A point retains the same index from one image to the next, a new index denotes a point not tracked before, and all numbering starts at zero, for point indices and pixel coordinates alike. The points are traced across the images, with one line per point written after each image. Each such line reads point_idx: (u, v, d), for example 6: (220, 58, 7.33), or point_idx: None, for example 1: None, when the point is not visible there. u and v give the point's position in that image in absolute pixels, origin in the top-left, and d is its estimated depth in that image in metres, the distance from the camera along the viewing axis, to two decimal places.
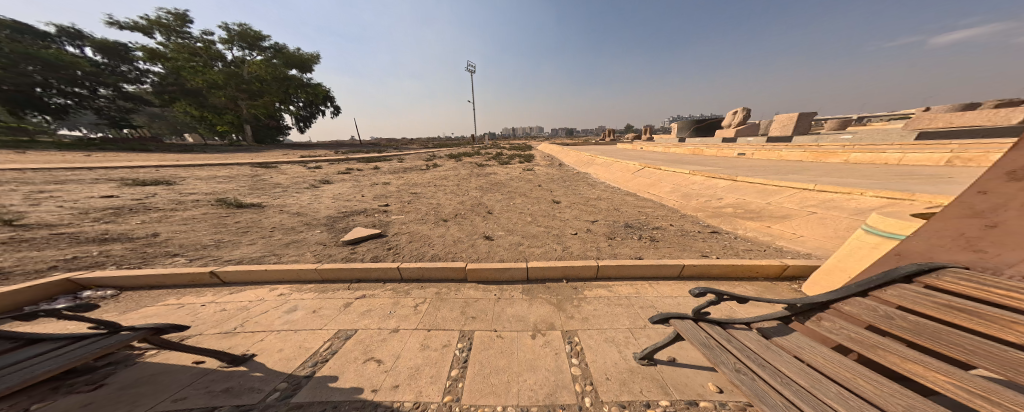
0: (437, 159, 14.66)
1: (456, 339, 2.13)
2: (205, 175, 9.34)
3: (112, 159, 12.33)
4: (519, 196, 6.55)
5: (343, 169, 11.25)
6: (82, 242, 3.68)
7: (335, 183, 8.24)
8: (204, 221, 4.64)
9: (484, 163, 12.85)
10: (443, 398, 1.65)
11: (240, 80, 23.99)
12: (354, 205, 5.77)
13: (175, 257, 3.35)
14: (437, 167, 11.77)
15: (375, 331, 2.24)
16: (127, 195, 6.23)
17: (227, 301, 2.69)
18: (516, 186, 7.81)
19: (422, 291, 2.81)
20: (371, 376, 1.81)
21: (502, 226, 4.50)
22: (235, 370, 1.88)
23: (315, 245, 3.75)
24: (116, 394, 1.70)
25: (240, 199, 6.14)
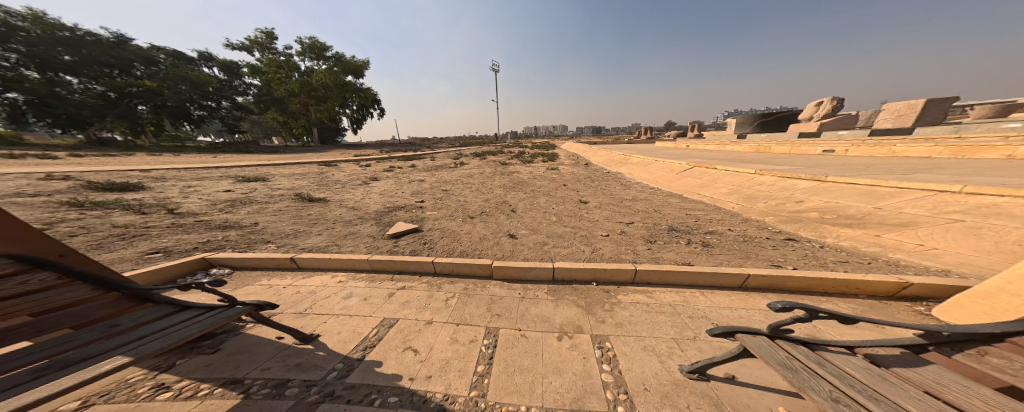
0: (465, 158, 15.03)
1: (482, 336, 2.15)
2: (290, 172, 10.67)
3: (232, 159, 14.83)
4: (543, 196, 6.41)
5: (387, 167, 12.06)
6: (204, 228, 4.32)
7: (381, 181, 8.77)
8: (286, 213, 5.24)
9: (507, 161, 12.92)
10: (469, 393, 1.66)
11: (310, 88, 26.22)
12: (395, 201, 6.13)
13: (269, 244, 3.80)
14: (462, 165, 12.07)
15: (413, 321, 2.34)
16: (239, 189, 7.30)
17: (302, 284, 2.98)
18: (537, 185, 7.71)
19: (450, 286, 2.88)
20: (410, 364, 1.88)
21: (525, 225, 4.47)
22: (304, 348, 2.07)
23: (366, 237, 4.03)
24: (228, 357, 1.97)
25: (311, 194, 6.83)
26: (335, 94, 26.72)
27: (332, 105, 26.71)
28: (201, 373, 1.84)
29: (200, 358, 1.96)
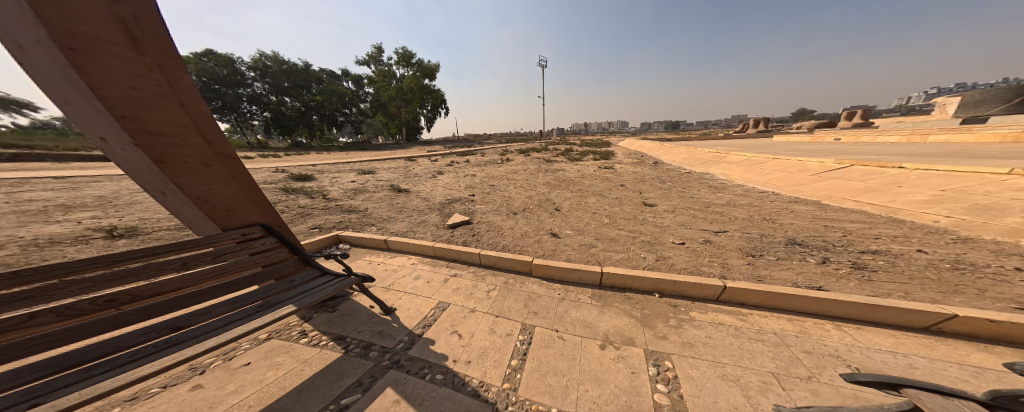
0: (510, 154, 15.31)
1: (519, 331, 2.18)
2: (386, 164, 12.30)
3: (358, 154, 17.81)
4: (592, 196, 6.13)
5: (448, 162, 12.94)
6: (335, 211, 5.17)
7: (449, 175, 9.45)
8: (381, 200, 6.06)
9: (551, 159, 12.66)
10: (502, 384, 1.70)
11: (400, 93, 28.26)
12: (450, 194, 6.57)
13: (374, 227, 4.41)
14: (507, 161, 12.32)
15: (460, 307, 2.47)
16: (361, 179, 8.58)
17: (389, 262, 3.39)
18: (586, 184, 7.47)
19: (494, 279, 2.96)
20: (453, 347, 1.99)
21: (569, 225, 4.35)
22: (384, 318, 2.35)
23: (432, 227, 4.40)
24: (339, 317, 2.37)
25: (400, 185, 7.75)
26: (416, 97, 28.29)
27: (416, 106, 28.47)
28: (321, 329, 2.22)
29: (318, 318, 2.35)
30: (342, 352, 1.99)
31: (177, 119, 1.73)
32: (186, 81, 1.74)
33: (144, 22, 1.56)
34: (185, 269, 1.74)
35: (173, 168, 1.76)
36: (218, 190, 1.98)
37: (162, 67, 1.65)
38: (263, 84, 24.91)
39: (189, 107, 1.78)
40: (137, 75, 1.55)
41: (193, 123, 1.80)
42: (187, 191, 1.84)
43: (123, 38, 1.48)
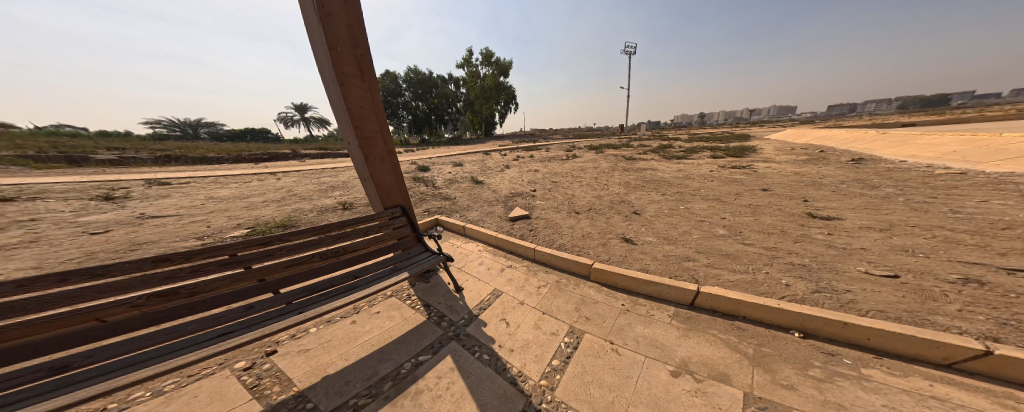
0: (581, 151, 14.69)
1: (564, 332, 2.14)
2: (466, 157, 13.40)
3: (450, 148, 19.86)
4: (671, 200, 5.38)
5: (516, 157, 13.28)
6: (435, 198, 5.93)
7: (521, 169, 9.63)
8: (462, 190, 6.66)
9: (628, 157, 11.63)
10: (539, 380, 1.70)
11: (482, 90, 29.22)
12: (515, 188, 6.77)
13: (457, 214, 4.90)
14: (576, 158, 11.89)
15: (510, 298, 2.53)
16: (450, 171, 9.51)
17: (464, 245, 3.61)
18: (665, 186, 6.59)
19: (548, 277, 2.94)
20: (501, 334, 2.07)
21: (639, 231, 3.96)
22: (455, 295, 2.51)
23: (496, 218, 4.64)
24: (428, 289, 2.61)
25: (479, 178, 8.35)
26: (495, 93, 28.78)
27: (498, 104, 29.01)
28: (417, 296, 2.52)
29: (416, 286, 2.66)
30: (423, 319, 2.21)
31: (374, 126, 2.62)
32: (381, 100, 2.62)
33: (366, 63, 2.47)
34: (368, 236, 2.38)
35: (369, 159, 2.60)
36: (385, 178, 2.73)
37: (372, 92, 2.55)
38: (408, 94, 29.74)
39: (381, 118, 2.68)
40: (363, 97, 2.48)
41: (381, 130, 2.68)
42: (372, 176, 2.64)
43: (357, 74, 2.40)
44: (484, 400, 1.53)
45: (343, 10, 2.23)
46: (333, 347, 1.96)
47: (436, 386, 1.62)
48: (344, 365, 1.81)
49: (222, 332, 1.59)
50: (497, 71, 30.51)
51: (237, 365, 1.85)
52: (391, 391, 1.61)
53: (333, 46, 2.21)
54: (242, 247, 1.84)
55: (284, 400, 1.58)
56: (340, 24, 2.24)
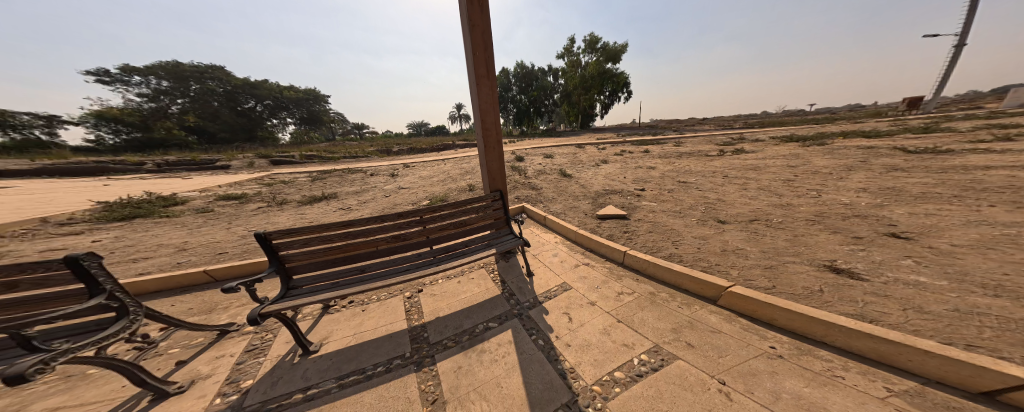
0: (705, 144, 11.88)
1: (644, 348, 1.86)
2: (561, 149, 13.30)
3: (552, 140, 19.96)
4: (846, 211, 3.66)
5: (618, 151, 12.12)
6: (522, 187, 6.28)
7: (613, 165, 8.92)
8: (550, 182, 6.78)
9: (784, 151, 8.50)
10: (591, 384, 1.60)
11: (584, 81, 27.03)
12: (615, 185, 6.26)
13: (539, 204, 5.07)
14: (742, 153, 8.91)
15: (580, 297, 2.45)
16: (541, 162, 9.78)
17: (541, 234, 3.73)
18: (845, 190, 4.48)
19: (628, 281, 2.65)
20: (560, 327, 2.06)
21: (772, 248, 2.94)
22: (527, 279, 2.62)
23: (581, 212, 4.55)
24: (507, 269, 2.78)
25: (568, 171, 8.23)
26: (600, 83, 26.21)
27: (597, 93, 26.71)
28: (497, 272, 2.73)
29: (497, 263, 2.89)
30: (498, 293, 2.38)
31: (493, 119, 3.02)
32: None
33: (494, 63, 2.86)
34: (481, 214, 2.55)
35: (486, 146, 3.03)
36: (493, 166, 3.09)
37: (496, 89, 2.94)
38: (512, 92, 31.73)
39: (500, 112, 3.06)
40: (493, 97, 2.94)
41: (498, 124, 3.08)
42: (487, 163, 3.06)
43: (487, 73, 2.82)
44: (529, 380, 1.52)
45: (481, 19, 2.68)
46: (444, 297, 2.36)
47: (496, 350, 1.70)
48: (449, 312, 2.14)
49: (407, 268, 2.16)
50: (605, 57, 27.64)
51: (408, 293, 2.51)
52: (465, 343, 1.78)
53: (473, 50, 2.70)
54: (428, 211, 2.27)
55: (415, 327, 2.04)
56: (479, 32, 2.71)
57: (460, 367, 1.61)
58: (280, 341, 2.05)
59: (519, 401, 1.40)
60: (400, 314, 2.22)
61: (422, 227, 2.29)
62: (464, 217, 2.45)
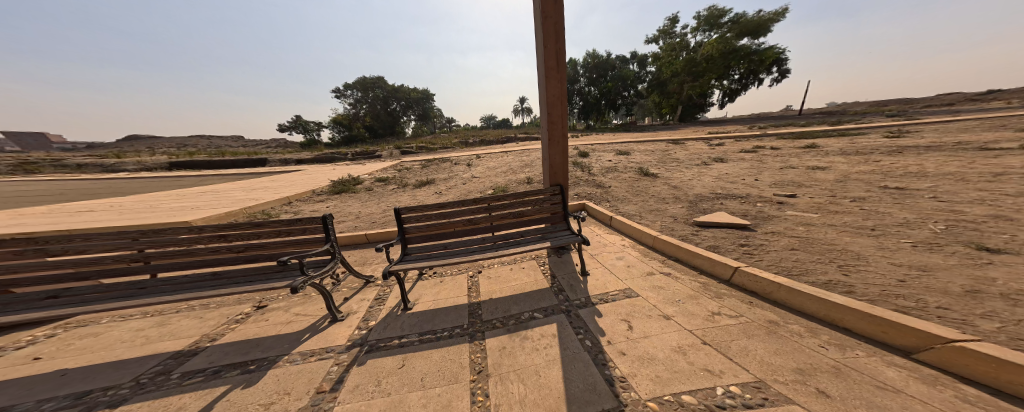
0: (890, 138, 8.32)
1: (733, 377, 1.42)
2: (650, 145, 11.85)
3: (647, 134, 17.62)
4: None
5: (736, 146, 9.78)
6: (587, 184, 6.00)
7: (716, 165, 7.42)
8: (625, 182, 6.19)
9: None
10: (645, 398, 1.32)
11: (693, 65, 22.88)
12: (734, 190, 5.13)
13: (606, 203, 4.75)
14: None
15: (651, 307, 2.08)
16: (620, 159, 9.03)
17: (606, 235, 3.47)
18: None
19: (731, 301, 2.12)
20: (617, 332, 1.80)
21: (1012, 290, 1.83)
22: (580, 277, 2.46)
23: (669, 217, 4.02)
24: (559, 264, 2.69)
25: (650, 170, 7.34)
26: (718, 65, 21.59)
27: (708, 79, 22.15)
28: (548, 265, 2.68)
29: (549, 258, 2.83)
30: (546, 286, 2.30)
31: (559, 112, 3.02)
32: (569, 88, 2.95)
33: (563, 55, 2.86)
34: (539, 207, 2.58)
35: (550, 139, 3.06)
36: (557, 160, 3.11)
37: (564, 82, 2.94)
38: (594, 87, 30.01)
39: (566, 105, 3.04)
40: (560, 89, 2.95)
41: (564, 116, 3.06)
42: (551, 157, 3.08)
43: (556, 65, 2.85)
44: (569, 377, 1.40)
45: (553, 11, 2.70)
46: (494, 282, 2.37)
47: (537, 340, 1.65)
48: (502, 296, 2.16)
49: (488, 247, 2.28)
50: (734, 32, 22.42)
51: (470, 273, 2.58)
52: (511, 326, 1.78)
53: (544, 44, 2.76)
54: (495, 199, 2.42)
55: (472, 304, 2.05)
56: (550, 24, 2.74)
57: (504, 348, 1.58)
58: (394, 297, 2.17)
59: (556, 392, 1.29)
60: (463, 291, 2.27)
61: (488, 213, 2.42)
62: (522, 208, 2.53)
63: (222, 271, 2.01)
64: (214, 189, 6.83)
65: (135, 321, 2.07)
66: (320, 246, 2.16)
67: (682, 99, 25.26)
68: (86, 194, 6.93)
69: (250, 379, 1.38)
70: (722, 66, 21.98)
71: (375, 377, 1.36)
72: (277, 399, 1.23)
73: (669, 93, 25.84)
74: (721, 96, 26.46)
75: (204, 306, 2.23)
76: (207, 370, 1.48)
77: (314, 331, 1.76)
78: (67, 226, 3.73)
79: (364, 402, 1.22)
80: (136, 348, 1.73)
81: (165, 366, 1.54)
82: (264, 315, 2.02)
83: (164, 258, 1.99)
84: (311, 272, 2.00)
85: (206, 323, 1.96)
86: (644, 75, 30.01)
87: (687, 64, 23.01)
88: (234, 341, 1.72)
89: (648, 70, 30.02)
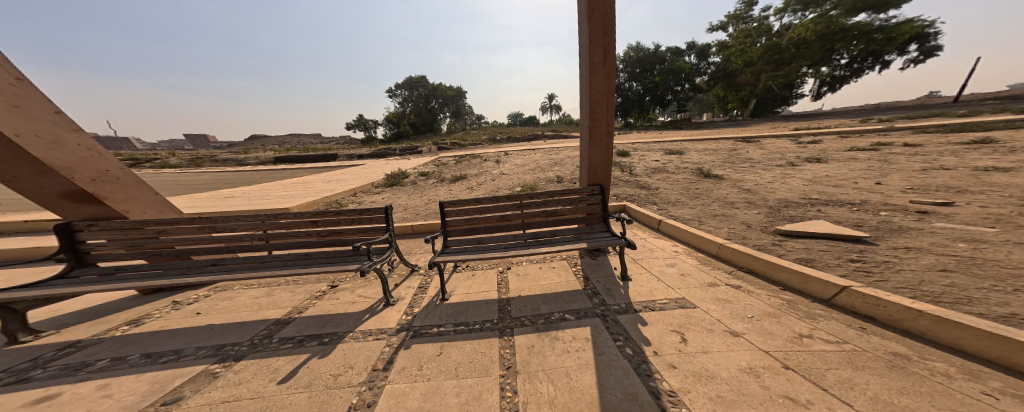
0: None
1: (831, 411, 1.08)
2: (712, 145, 10.57)
3: (711, 132, 15.70)
4: None
5: (836, 144, 8.08)
6: (630, 185, 5.63)
7: (805, 167, 6.23)
8: (679, 184, 5.62)
9: None
10: None
11: (777, 50, 19.71)
12: (836, 196, 4.25)
13: (655, 206, 4.36)
14: None
15: (712, 320, 1.74)
16: (674, 159, 8.23)
17: (654, 241, 3.16)
18: None
19: (830, 324, 1.67)
20: (666, 343, 1.55)
21: None
22: (619, 282, 2.28)
23: (738, 224, 3.52)
24: (593, 266, 2.58)
25: (711, 171, 6.55)
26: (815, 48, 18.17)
27: (796, 68, 18.96)
28: (581, 267, 2.57)
29: (582, 259, 2.72)
30: (580, 288, 2.20)
31: (603, 109, 2.97)
32: (616, 84, 2.86)
33: (611, 49, 2.75)
34: (574, 207, 2.54)
35: (591, 137, 3.00)
36: (596, 158, 3.06)
37: (610, 76, 2.85)
38: (643, 84, 28.10)
39: (611, 101, 2.97)
40: (607, 86, 2.87)
41: (608, 113, 2.97)
42: (591, 155, 3.04)
43: (602, 60, 2.76)
44: (604, 383, 1.28)
45: (602, 3, 2.59)
46: (524, 280, 2.38)
47: (569, 342, 1.59)
48: (530, 294, 2.15)
49: (520, 244, 2.31)
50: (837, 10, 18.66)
51: (502, 268, 2.64)
52: (540, 325, 1.76)
53: (590, 38, 2.68)
54: (527, 197, 2.48)
55: (501, 299, 2.09)
56: (598, 16, 2.64)
57: (533, 346, 1.57)
58: (432, 287, 2.33)
59: (590, 398, 1.20)
60: (492, 286, 2.32)
61: (519, 211, 2.47)
62: (555, 208, 2.52)
63: (313, 254, 2.27)
64: (296, 181, 8.08)
65: (252, 290, 2.46)
66: (381, 235, 2.35)
67: (756, 90, 22.04)
68: (214, 184, 8.81)
69: (325, 350, 1.59)
70: (825, 47, 18.21)
71: (417, 361, 1.47)
72: (342, 371, 1.41)
73: (738, 84, 22.81)
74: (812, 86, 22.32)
75: (296, 282, 2.59)
76: (296, 338, 1.73)
77: (371, 313, 1.98)
78: (200, 209, 4.79)
79: (408, 384, 1.32)
80: (252, 313, 2.07)
81: (269, 330, 1.83)
82: (335, 294, 2.31)
83: (279, 239, 2.30)
84: (375, 258, 2.19)
85: (296, 297, 2.30)
86: (706, 67, 27.09)
87: (769, 50, 19.97)
88: (316, 315, 1.99)
89: (710, 62, 27.04)
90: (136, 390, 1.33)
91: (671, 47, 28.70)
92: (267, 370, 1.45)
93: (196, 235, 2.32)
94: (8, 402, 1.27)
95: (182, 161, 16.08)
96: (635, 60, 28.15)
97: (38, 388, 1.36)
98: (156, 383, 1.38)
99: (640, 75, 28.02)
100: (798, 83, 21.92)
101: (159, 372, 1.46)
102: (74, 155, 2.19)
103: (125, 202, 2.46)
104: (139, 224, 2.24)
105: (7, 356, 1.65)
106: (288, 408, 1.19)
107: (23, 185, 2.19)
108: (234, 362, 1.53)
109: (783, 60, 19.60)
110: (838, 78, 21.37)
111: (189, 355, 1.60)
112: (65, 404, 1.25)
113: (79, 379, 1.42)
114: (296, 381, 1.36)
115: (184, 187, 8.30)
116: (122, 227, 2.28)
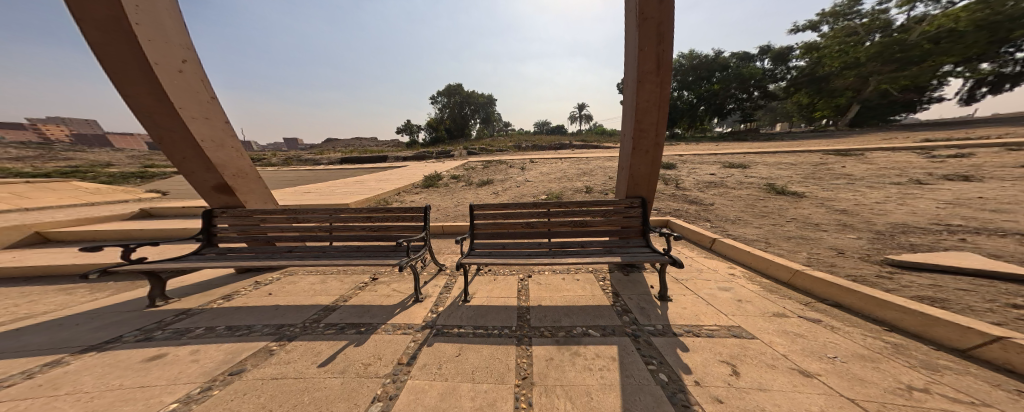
0: None
1: None
2: (791, 158, 9.14)
3: (797, 142, 13.61)
4: None
5: (986, 160, 6.36)
6: (678, 199, 5.15)
7: (937, 187, 4.92)
8: (742, 200, 4.95)
9: None
10: None
11: (900, 47, 16.37)
12: (985, 223, 3.28)
13: (708, 224, 3.90)
14: None
15: (772, 355, 1.41)
16: (735, 173, 7.37)
17: (703, 260, 2.79)
18: None
19: (962, 381, 1.20)
20: (711, 374, 1.30)
21: None
22: (655, 301, 2.06)
23: (827, 249, 2.92)
24: (624, 282, 2.40)
25: (787, 187, 5.66)
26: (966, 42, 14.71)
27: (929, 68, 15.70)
28: (610, 282, 2.40)
29: (613, 274, 2.55)
30: (607, 303, 2.05)
31: (652, 119, 2.83)
32: (669, 93, 2.69)
33: (666, 57, 2.62)
34: (606, 219, 2.43)
35: (636, 147, 2.87)
36: (639, 168, 2.92)
37: (663, 85, 2.69)
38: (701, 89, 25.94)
39: (661, 111, 2.80)
40: (660, 95, 2.73)
41: (657, 122, 2.81)
42: (634, 166, 2.91)
43: (654, 69, 2.64)
44: (630, 406, 1.16)
45: (659, 11, 2.49)
46: (547, 289, 2.31)
47: (591, 359, 1.47)
48: (551, 304, 2.08)
49: (544, 252, 2.29)
50: None
51: (523, 274, 2.64)
52: (560, 338, 1.67)
53: (641, 48, 2.60)
54: (555, 205, 2.42)
55: (522, 307, 2.05)
56: (652, 25, 2.54)
57: (551, 359, 1.50)
58: (458, 288, 2.41)
59: None
60: (514, 292, 2.31)
61: (546, 219, 2.42)
62: (586, 218, 2.42)
63: (363, 248, 2.54)
64: (356, 180, 9.19)
65: (311, 277, 2.84)
66: (418, 233, 2.52)
67: (862, 96, 18.70)
68: (296, 181, 10.54)
69: (360, 339, 1.74)
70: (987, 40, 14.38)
71: (437, 359, 1.52)
72: (372, 361, 1.52)
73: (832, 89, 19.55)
74: (964, 86, 17.85)
75: (344, 273, 2.91)
76: (338, 325, 1.93)
77: (403, 308, 2.11)
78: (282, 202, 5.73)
79: (427, 382, 1.36)
80: (307, 297, 2.38)
81: (317, 316, 2.07)
82: (375, 286, 2.53)
83: (338, 234, 2.66)
84: (411, 255, 2.34)
85: (344, 286, 2.58)
86: (783, 72, 24.21)
87: (887, 48, 16.68)
88: (357, 305, 2.20)
89: (792, 66, 23.91)
90: (214, 358, 1.62)
91: (739, 53, 26.39)
92: (310, 353, 1.63)
93: (281, 228, 2.79)
94: (133, 356, 1.65)
95: (278, 161, 19.39)
96: (690, 66, 26.26)
97: (152, 347, 1.75)
98: (229, 353, 1.67)
99: (696, 82, 25.97)
100: (932, 85, 17.85)
101: (233, 344, 1.76)
102: (227, 156, 2.87)
103: (248, 194, 3.06)
104: (251, 213, 2.79)
105: (144, 316, 2.18)
106: (322, 392, 1.32)
107: (194, 179, 2.85)
108: (287, 342, 1.76)
109: (908, 60, 16.21)
110: (1006, 77, 16.96)
111: (257, 331, 1.90)
112: (166, 364, 1.58)
113: (181, 343, 1.78)
114: (333, 365, 1.51)
115: (276, 183, 10.01)
116: (242, 215, 2.86)
